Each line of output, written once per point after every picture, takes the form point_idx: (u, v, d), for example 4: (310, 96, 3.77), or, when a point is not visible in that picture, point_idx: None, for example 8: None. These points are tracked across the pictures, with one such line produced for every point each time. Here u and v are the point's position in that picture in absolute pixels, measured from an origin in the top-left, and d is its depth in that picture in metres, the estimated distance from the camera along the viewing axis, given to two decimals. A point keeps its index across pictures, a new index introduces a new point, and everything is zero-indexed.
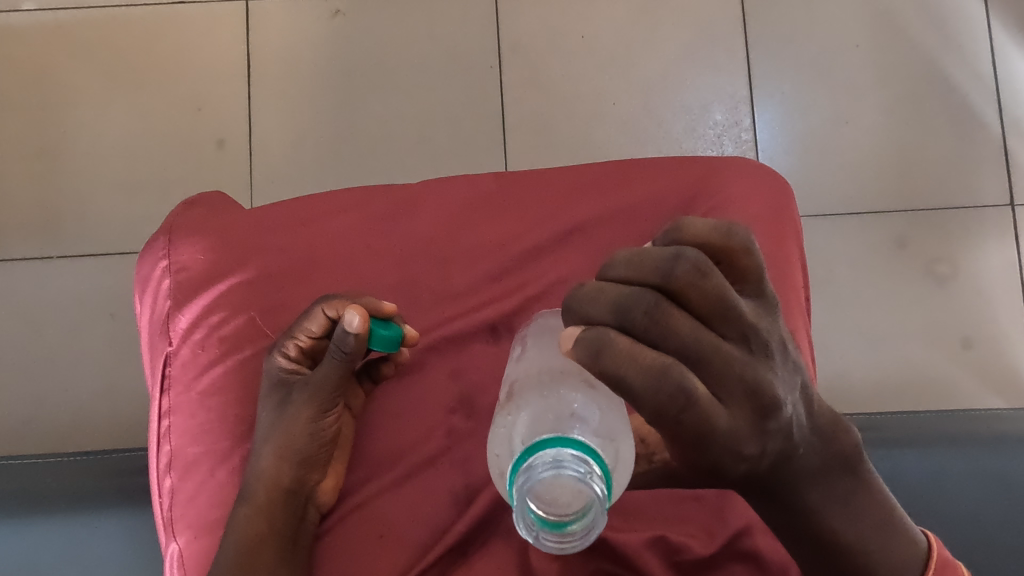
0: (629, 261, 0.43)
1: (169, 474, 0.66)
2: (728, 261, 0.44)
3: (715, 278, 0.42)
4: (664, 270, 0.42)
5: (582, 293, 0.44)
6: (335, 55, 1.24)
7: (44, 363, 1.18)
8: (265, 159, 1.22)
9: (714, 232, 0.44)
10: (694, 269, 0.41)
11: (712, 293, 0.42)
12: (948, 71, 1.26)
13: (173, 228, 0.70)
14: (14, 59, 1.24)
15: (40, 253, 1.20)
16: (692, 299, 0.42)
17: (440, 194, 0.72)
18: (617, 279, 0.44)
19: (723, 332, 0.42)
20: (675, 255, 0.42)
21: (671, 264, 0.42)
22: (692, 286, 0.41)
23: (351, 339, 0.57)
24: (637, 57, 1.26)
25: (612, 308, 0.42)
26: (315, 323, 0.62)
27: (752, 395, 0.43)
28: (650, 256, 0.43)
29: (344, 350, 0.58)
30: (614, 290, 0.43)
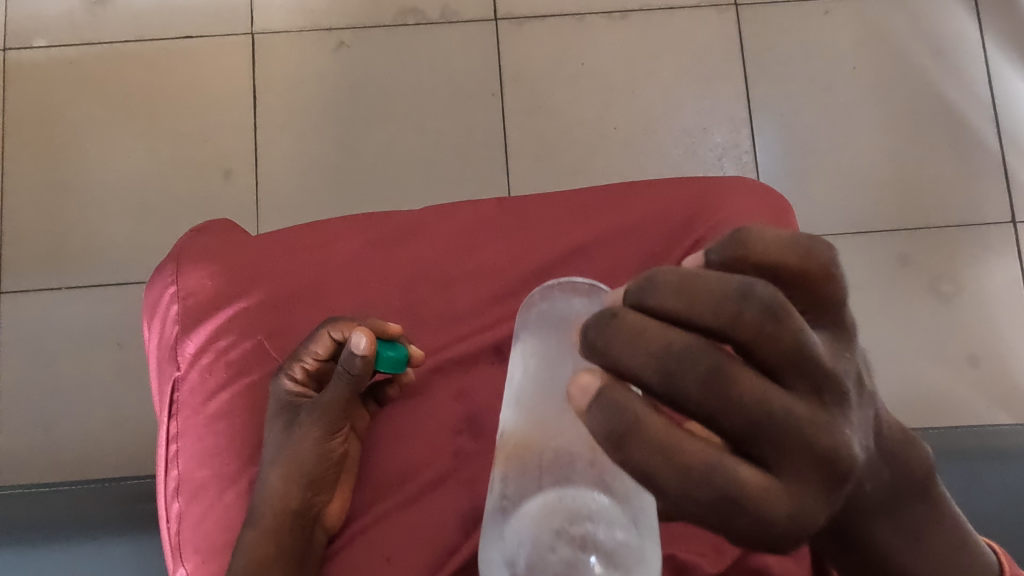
0: (683, 293, 0.33)
1: (176, 499, 0.66)
2: (801, 280, 0.36)
3: (791, 321, 0.32)
4: (728, 314, 0.32)
5: (620, 335, 0.33)
6: (340, 85, 1.26)
7: (51, 392, 1.19)
8: (271, 188, 1.23)
9: (786, 247, 0.37)
10: (766, 308, 0.32)
11: (783, 340, 0.32)
12: (944, 91, 1.28)
13: (182, 255, 0.71)
14: (24, 95, 1.27)
15: (49, 284, 1.22)
16: (759, 347, 0.32)
17: (445, 217, 0.73)
18: (663, 314, 0.34)
19: (797, 389, 0.32)
20: (745, 292, 0.32)
21: (740, 304, 0.32)
22: (766, 335, 0.32)
23: (359, 361, 0.58)
24: (636, 83, 1.28)
25: (658, 361, 0.32)
26: (320, 346, 0.63)
27: (834, 476, 0.32)
28: (710, 289, 0.33)
29: (350, 372, 0.59)
30: (662, 335, 0.33)
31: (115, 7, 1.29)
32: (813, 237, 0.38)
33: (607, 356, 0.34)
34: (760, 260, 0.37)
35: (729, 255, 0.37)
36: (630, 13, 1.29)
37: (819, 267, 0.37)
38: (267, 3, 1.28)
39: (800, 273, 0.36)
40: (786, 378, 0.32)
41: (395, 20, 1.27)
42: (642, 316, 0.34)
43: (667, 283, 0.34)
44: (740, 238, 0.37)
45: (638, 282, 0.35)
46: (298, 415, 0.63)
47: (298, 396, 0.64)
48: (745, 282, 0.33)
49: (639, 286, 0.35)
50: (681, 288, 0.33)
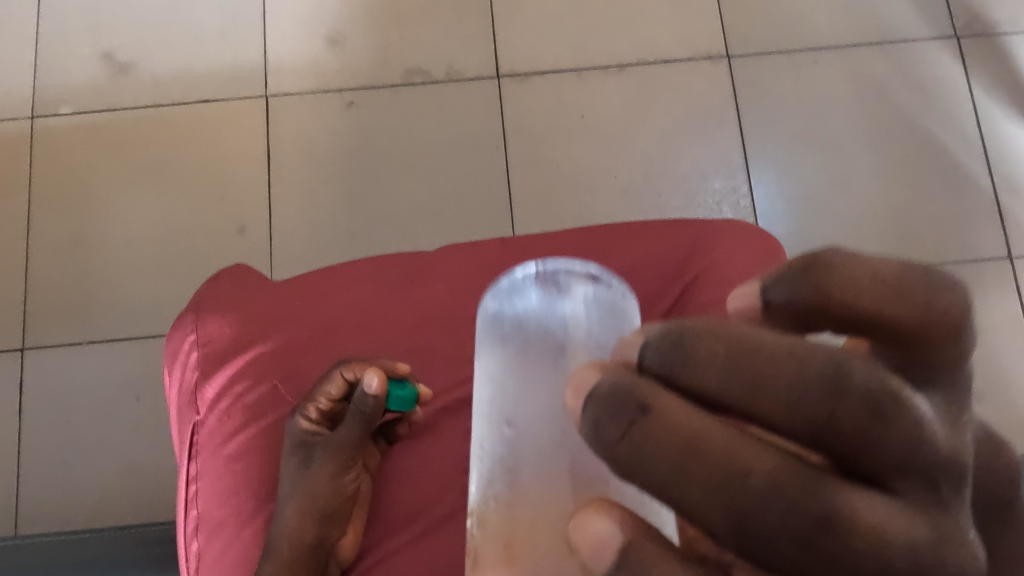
0: (733, 369, 0.24)
1: (196, 537, 0.68)
2: (916, 337, 0.26)
3: (903, 412, 0.23)
4: (814, 407, 0.23)
5: (661, 447, 0.23)
6: (351, 142, 1.32)
7: (70, 445, 1.22)
8: (284, 242, 1.28)
9: (883, 287, 0.26)
10: (859, 400, 0.23)
11: (888, 439, 0.23)
12: (935, 133, 1.32)
13: (202, 305, 0.75)
14: (50, 159, 1.33)
15: (70, 339, 1.26)
16: (854, 444, 0.23)
17: (451, 263, 0.76)
18: (709, 399, 0.24)
19: (903, 497, 0.24)
20: (836, 378, 0.23)
21: (833, 399, 0.23)
22: (860, 438, 0.23)
23: (370, 400, 0.62)
24: (634, 132, 1.33)
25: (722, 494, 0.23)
26: (334, 386, 0.65)
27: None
28: (778, 367, 0.23)
29: (363, 410, 0.63)
30: (721, 452, 0.23)
31: (137, 75, 1.36)
32: (927, 266, 0.27)
33: (638, 475, 0.24)
34: (849, 305, 0.26)
35: (802, 295, 0.28)
36: (626, 67, 1.35)
37: (935, 318, 0.26)
38: (281, 67, 1.35)
39: (912, 323, 0.26)
40: (894, 483, 0.24)
41: (402, 79, 1.34)
42: (681, 405, 0.24)
43: (710, 352, 0.25)
44: (812, 272, 0.28)
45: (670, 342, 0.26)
46: (313, 453, 0.66)
47: (313, 434, 0.67)
48: (834, 354, 0.23)
49: (665, 348, 0.26)
50: (737, 363, 0.24)
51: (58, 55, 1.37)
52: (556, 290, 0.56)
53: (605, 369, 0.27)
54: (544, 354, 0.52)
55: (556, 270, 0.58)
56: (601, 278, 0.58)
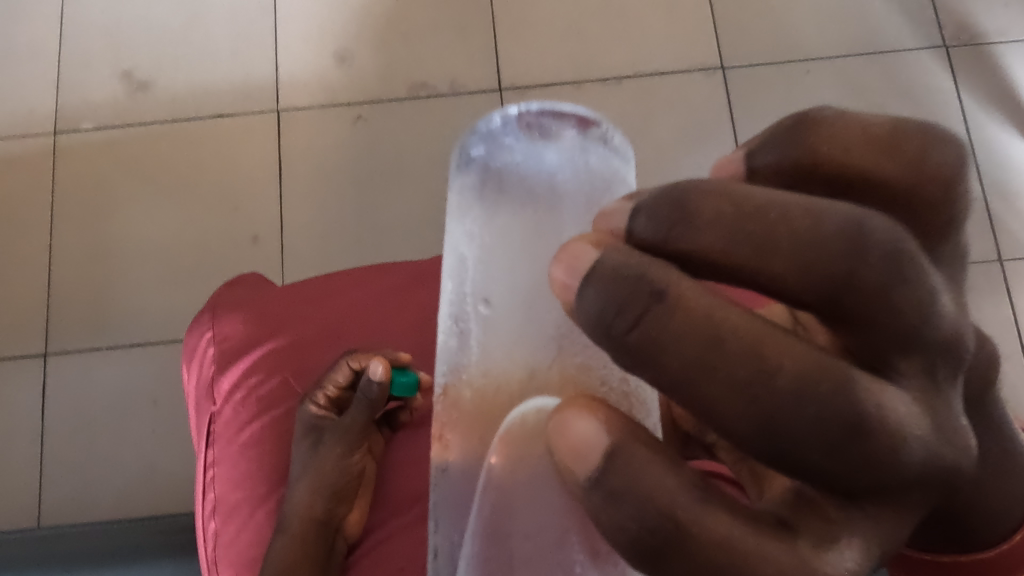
0: (739, 231, 0.25)
1: (212, 519, 0.72)
2: (913, 196, 0.28)
3: (909, 278, 0.25)
4: (827, 266, 0.24)
5: (682, 331, 0.23)
6: (359, 155, 1.37)
7: (92, 449, 1.27)
8: (295, 252, 1.33)
9: (875, 144, 0.29)
10: (875, 268, 0.24)
11: (898, 307, 0.25)
12: None
13: (218, 305, 0.80)
14: (72, 173, 1.39)
15: (90, 345, 1.31)
16: (862, 313, 0.25)
17: None
18: (722, 264, 0.25)
19: (900, 370, 0.25)
20: (856, 235, 0.24)
21: (851, 259, 0.24)
22: (866, 297, 0.24)
23: (376, 387, 0.66)
24: (633, 142, 1.37)
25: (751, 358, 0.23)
26: (341, 374, 0.70)
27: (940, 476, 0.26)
28: (796, 227, 0.24)
29: (369, 396, 0.68)
30: (746, 340, 0.23)
31: (154, 92, 1.42)
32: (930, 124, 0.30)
33: (644, 364, 0.24)
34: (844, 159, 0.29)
35: (788, 154, 0.31)
36: (623, 79, 1.40)
37: (930, 166, 0.29)
38: (292, 83, 1.41)
39: (905, 175, 0.29)
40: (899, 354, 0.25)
41: (408, 94, 1.39)
42: (693, 289, 0.24)
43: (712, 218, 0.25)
44: (804, 129, 0.31)
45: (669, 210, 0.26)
46: (322, 436, 0.72)
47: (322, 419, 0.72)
48: (851, 210, 0.25)
49: (662, 212, 0.27)
50: (752, 233, 0.25)
51: (80, 74, 1.43)
52: (540, 135, 0.47)
53: (601, 245, 0.26)
54: (531, 208, 0.44)
55: (540, 113, 0.48)
56: (592, 124, 0.48)
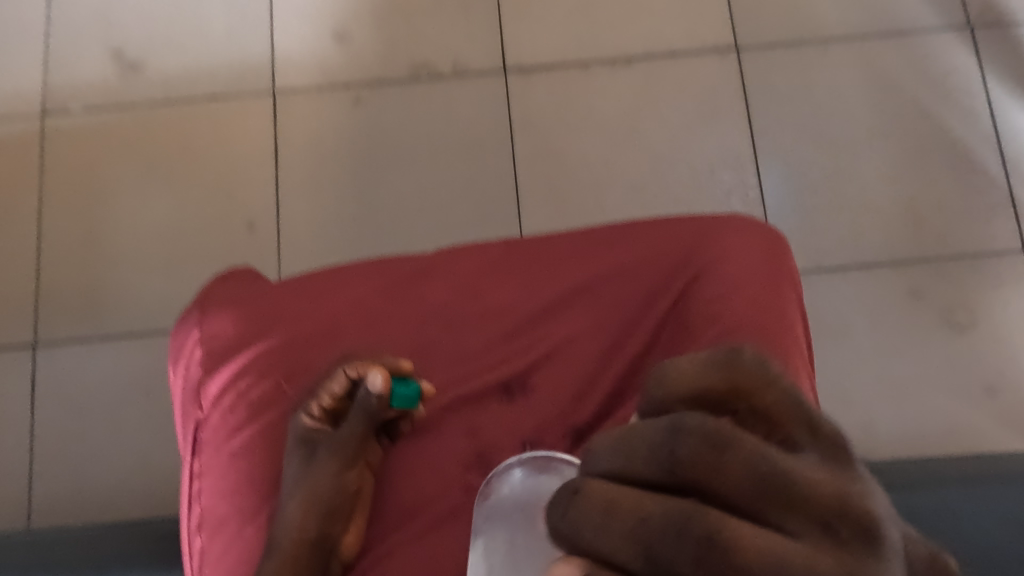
0: (619, 448, 0.43)
1: (198, 534, 0.68)
2: (750, 388, 0.43)
3: (732, 449, 0.38)
4: (659, 453, 0.40)
5: (586, 515, 0.42)
6: (358, 138, 1.32)
7: (83, 441, 1.23)
8: (292, 238, 1.28)
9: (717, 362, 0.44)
10: (726, 456, 0.38)
11: (754, 468, 0.37)
12: (947, 125, 1.31)
13: (206, 302, 0.75)
14: (61, 156, 1.34)
15: (81, 334, 1.27)
16: (727, 476, 0.38)
17: (455, 261, 0.77)
18: (614, 473, 0.43)
19: (795, 528, 0.37)
20: (677, 425, 0.40)
21: (671, 442, 0.40)
22: (709, 466, 0.38)
23: (375, 400, 0.64)
24: (643, 127, 1.32)
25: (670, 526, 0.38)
26: (337, 384, 0.66)
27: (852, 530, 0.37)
28: (647, 438, 0.41)
29: (368, 408, 0.65)
30: (631, 507, 0.40)
31: (146, 72, 1.36)
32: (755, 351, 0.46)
33: (574, 534, 0.43)
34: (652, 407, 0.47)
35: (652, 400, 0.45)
36: (634, 60, 1.34)
37: (726, 368, 0.43)
38: (288, 63, 1.35)
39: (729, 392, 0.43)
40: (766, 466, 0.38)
41: (409, 75, 1.33)
42: (599, 485, 0.43)
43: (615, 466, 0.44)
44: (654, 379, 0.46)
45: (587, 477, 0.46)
46: (316, 450, 0.67)
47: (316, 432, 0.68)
48: (671, 421, 0.41)
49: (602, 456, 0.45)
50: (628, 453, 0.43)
51: (69, 52, 1.37)
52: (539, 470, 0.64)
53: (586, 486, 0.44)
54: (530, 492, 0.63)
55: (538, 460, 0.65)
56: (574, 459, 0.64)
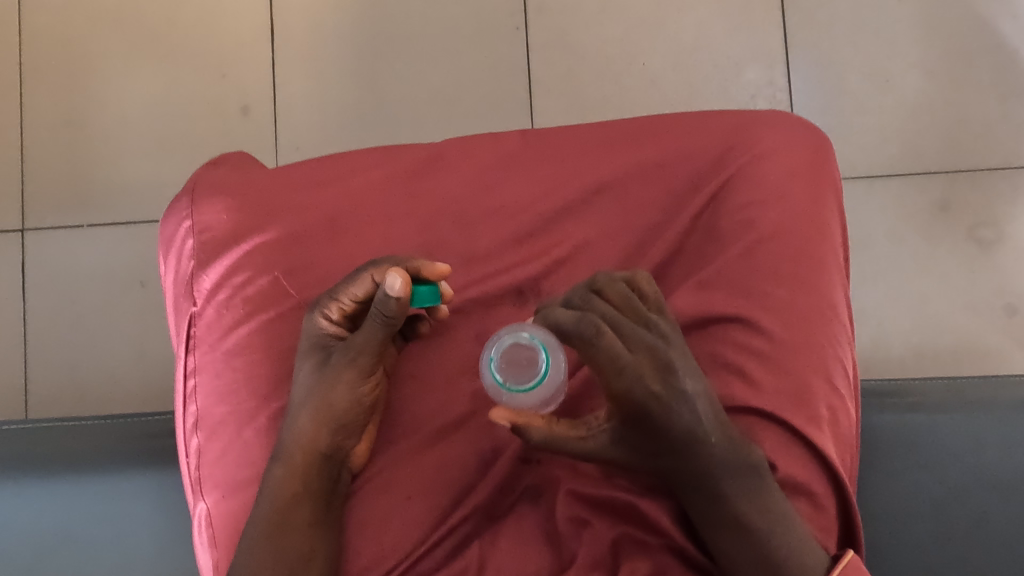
0: None
1: (196, 434, 0.65)
2: None
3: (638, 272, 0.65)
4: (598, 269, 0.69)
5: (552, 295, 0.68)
6: (357, 18, 1.22)
7: (77, 329, 1.20)
8: (289, 126, 1.21)
9: None
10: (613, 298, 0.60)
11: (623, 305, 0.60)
12: (997, 23, 1.20)
13: (195, 189, 0.69)
14: (40, 29, 1.24)
15: (70, 221, 1.21)
16: (627, 301, 0.60)
17: (467, 153, 0.71)
18: None
19: (643, 321, 0.59)
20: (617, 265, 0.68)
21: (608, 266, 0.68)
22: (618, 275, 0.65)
23: (393, 303, 0.57)
24: (667, 16, 1.21)
25: (572, 319, 0.58)
26: (360, 287, 0.61)
27: (665, 365, 0.57)
28: None
29: (385, 313, 0.58)
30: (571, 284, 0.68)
31: None
32: None
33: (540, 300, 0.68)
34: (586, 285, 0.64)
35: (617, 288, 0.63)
36: None
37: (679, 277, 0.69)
38: None
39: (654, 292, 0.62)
40: (640, 314, 0.60)
41: None
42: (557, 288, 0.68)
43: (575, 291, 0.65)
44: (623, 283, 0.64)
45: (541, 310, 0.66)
46: (331, 357, 0.62)
47: (333, 336, 0.63)
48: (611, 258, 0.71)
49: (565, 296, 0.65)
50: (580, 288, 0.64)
51: None
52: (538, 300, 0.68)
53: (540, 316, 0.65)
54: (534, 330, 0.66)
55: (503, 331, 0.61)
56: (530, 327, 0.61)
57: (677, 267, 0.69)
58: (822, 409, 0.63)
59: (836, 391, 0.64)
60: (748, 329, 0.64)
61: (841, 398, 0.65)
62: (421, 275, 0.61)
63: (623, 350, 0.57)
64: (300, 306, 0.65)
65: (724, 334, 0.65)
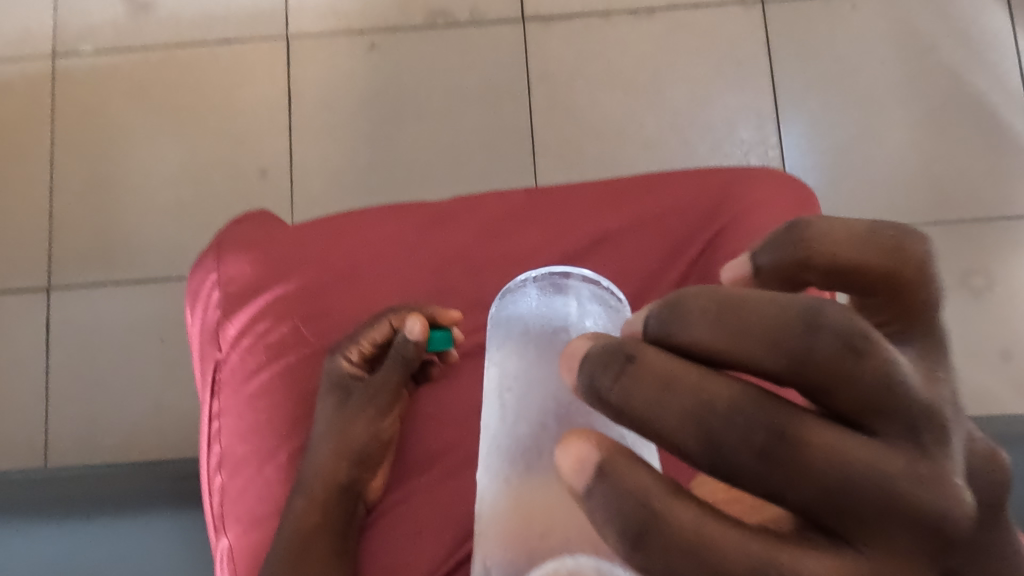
0: None
1: (219, 473, 0.69)
2: None
3: (837, 222, 0.28)
4: None
5: None
6: (371, 86, 1.29)
7: (98, 384, 1.24)
8: (305, 187, 1.27)
9: None
10: (809, 421, 0.23)
11: (833, 434, 0.23)
12: (975, 84, 1.27)
13: (221, 245, 0.75)
14: (71, 100, 1.32)
15: (95, 279, 1.27)
16: (843, 396, 0.23)
17: (474, 208, 0.76)
18: None
19: (895, 444, 0.23)
20: None
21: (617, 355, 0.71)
22: (815, 230, 0.28)
23: (411, 346, 0.64)
24: (662, 81, 1.29)
25: (701, 550, 0.23)
26: (379, 331, 0.67)
27: (958, 556, 0.23)
28: None
29: (404, 355, 0.65)
30: None
31: (156, 13, 1.33)
32: None
33: None
34: (734, 339, 0.23)
35: (785, 260, 0.29)
36: (656, 11, 1.30)
37: None
38: (302, 7, 1.32)
39: (889, 275, 0.27)
40: (878, 443, 0.23)
41: (424, 22, 1.30)
42: None
43: (698, 313, 0.25)
44: (799, 230, 0.29)
45: (603, 352, 0.26)
46: (350, 396, 0.67)
47: (352, 376, 0.67)
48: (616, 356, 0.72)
49: (656, 318, 0.26)
50: (722, 316, 0.24)
51: None
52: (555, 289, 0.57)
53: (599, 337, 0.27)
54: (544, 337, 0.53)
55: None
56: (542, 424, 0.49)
57: None
58: None
59: None
60: None
61: None
62: (436, 321, 0.67)
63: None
64: (319, 351, 0.70)
65: None
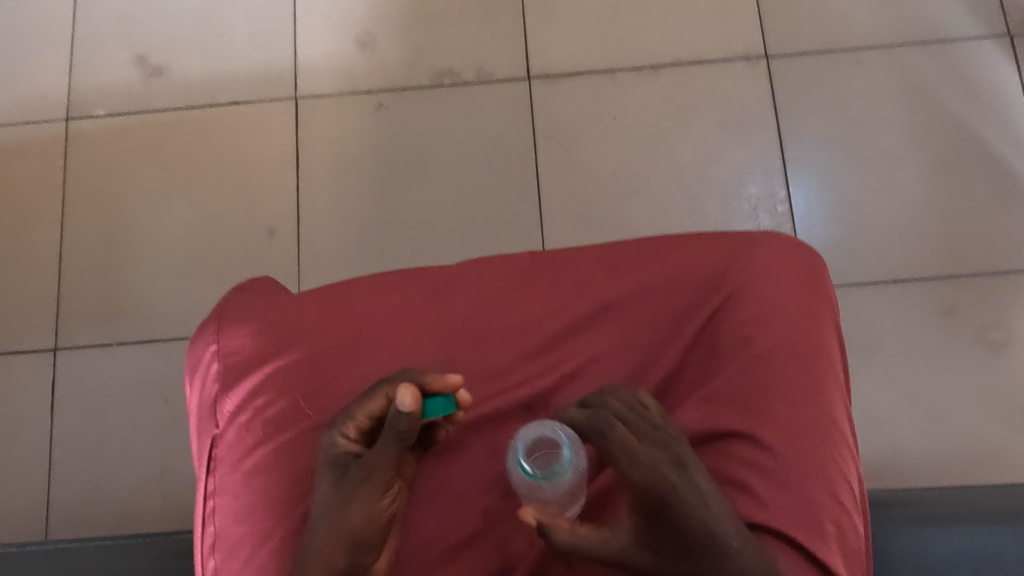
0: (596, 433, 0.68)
1: (212, 556, 0.68)
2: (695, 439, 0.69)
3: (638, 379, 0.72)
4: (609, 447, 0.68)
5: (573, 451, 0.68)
6: (378, 144, 1.30)
7: (101, 448, 1.22)
8: (312, 245, 1.27)
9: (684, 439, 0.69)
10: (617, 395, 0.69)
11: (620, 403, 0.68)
12: (984, 135, 1.26)
13: (223, 314, 0.74)
14: (83, 162, 1.34)
15: (101, 340, 1.26)
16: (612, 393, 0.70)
17: (478, 274, 0.75)
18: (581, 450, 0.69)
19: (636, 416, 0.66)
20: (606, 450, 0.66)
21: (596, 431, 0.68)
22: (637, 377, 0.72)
23: (404, 418, 0.63)
24: (668, 137, 1.29)
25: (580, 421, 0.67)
26: (373, 404, 0.65)
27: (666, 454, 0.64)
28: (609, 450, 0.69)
29: (398, 429, 0.64)
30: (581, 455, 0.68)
31: (169, 77, 1.36)
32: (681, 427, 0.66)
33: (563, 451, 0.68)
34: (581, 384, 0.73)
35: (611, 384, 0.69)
36: (661, 68, 1.31)
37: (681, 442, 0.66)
38: (312, 70, 1.34)
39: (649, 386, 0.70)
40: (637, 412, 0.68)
41: (431, 82, 1.32)
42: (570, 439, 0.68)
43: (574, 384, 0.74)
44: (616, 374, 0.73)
45: None
46: (348, 472, 0.65)
47: (348, 452, 0.66)
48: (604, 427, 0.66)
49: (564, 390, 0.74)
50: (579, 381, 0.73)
51: (94, 60, 1.37)
52: None
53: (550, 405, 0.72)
54: None
55: None
56: None
57: (679, 383, 0.71)
58: (829, 525, 0.64)
59: (843, 509, 0.65)
60: (752, 445, 0.66)
61: (849, 515, 0.66)
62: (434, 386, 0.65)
63: (636, 444, 0.63)
64: (316, 427, 0.68)
65: (729, 451, 0.67)
